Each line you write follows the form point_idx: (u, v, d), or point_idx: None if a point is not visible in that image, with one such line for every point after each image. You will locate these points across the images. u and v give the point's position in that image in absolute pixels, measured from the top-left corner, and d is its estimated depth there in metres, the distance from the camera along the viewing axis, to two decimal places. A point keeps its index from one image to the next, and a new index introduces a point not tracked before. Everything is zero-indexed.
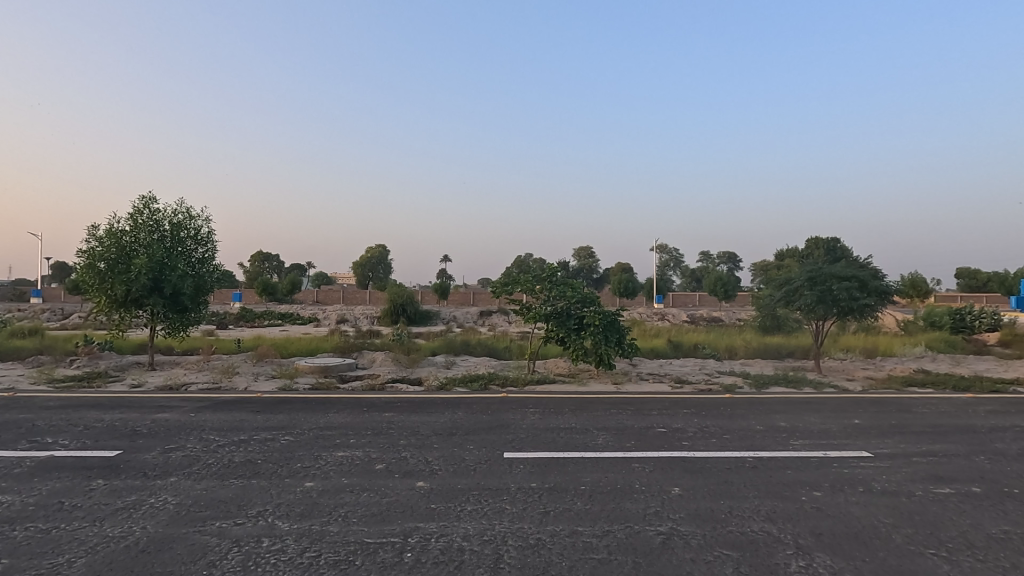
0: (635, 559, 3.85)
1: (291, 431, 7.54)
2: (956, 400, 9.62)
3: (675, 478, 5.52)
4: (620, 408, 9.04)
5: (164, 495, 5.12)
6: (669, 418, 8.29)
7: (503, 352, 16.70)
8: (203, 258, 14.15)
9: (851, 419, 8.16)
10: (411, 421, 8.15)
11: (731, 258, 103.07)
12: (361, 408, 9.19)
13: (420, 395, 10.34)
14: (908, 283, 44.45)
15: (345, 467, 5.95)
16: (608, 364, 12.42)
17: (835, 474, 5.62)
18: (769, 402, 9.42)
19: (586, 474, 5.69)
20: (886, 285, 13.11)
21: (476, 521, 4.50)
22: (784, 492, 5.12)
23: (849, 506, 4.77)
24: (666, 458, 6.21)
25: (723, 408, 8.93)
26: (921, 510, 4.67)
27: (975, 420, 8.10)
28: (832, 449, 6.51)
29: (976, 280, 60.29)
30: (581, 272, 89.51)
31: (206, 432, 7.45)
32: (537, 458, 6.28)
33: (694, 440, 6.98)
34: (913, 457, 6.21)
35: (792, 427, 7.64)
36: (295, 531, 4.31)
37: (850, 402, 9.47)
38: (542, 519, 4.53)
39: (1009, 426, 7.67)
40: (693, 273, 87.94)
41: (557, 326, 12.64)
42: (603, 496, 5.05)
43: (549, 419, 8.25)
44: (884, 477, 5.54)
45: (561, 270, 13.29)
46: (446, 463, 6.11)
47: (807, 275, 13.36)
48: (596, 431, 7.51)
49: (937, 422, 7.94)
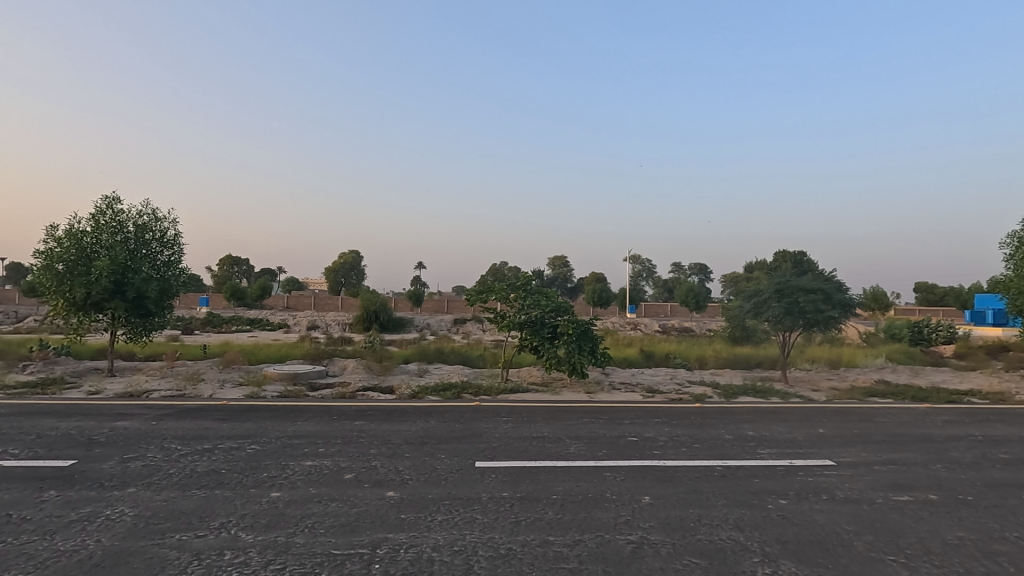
0: (605, 568, 3.86)
1: (257, 440, 7.35)
2: (914, 410, 9.92)
3: (647, 487, 5.56)
4: (592, 417, 9.06)
5: (121, 506, 4.92)
6: (641, 426, 8.37)
7: (477, 360, 16.61)
8: (168, 261, 13.72)
9: (815, 428, 8.37)
10: (382, 430, 8.03)
11: (703, 270, 105.18)
12: (330, 416, 9.02)
13: (391, 404, 10.18)
14: (870, 297, 46.26)
15: (314, 477, 5.82)
16: (580, 372, 12.50)
17: (801, 483, 5.74)
18: (737, 412, 9.56)
19: (557, 483, 5.68)
20: (850, 298, 13.50)
21: (446, 531, 4.45)
22: (752, 500, 5.20)
23: (813, 514, 4.88)
24: (637, 467, 6.25)
25: (693, 417, 9.06)
26: (882, 518, 4.80)
27: (932, 429, 8.40)
28: (796, 458, 6.67)
29: (933, 294, 63.02)
30: (556, 282, 90.26)
31: (168, 441, 7.21)
32: (508, 467, 6.25)
33: (665, 449, 7.04)
34: (874, 466, 6.39)
35: (759, 436, 7.79)
36: (259, 544, 4.19)
37: (814, 412, 9.68)
38: (513, 529, 4.51)
39: (964, 435, 7.97)
40: (665, 284, 89.29)
41: (531, 335, 12.64)
42: (574, 505, 5.05)
43: (521, 428, 8.21)
44: (847, 485, 5.68)
45: (535, 279, 13.37)
46: (417, 472, 6.03)
47: (775, 287, 13.72)
48: (568, 440, 7.52)
49: (898, 431, 8.20)
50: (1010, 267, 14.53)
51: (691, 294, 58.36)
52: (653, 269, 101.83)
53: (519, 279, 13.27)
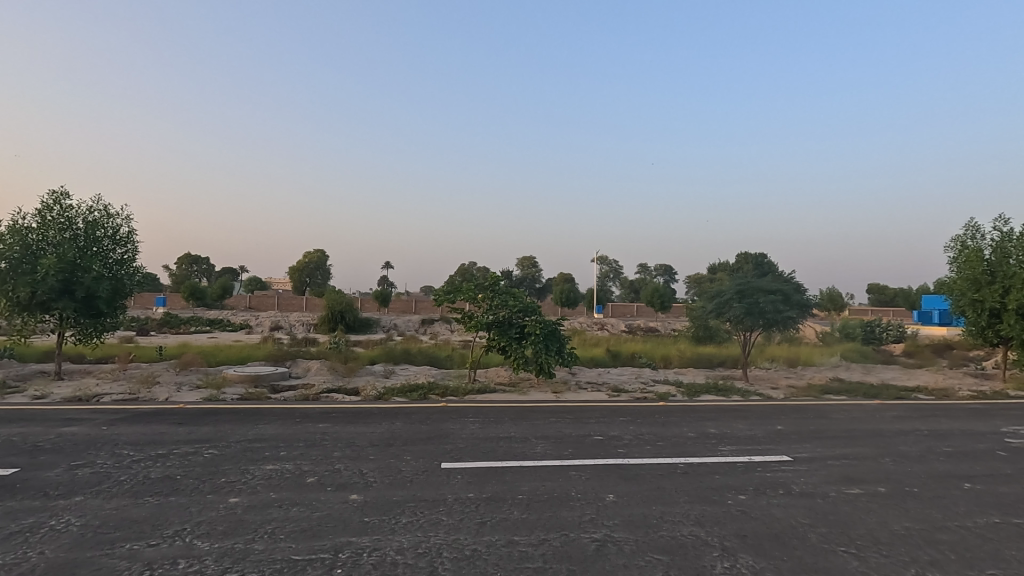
0: (569, 566, 3.89)
1: (215, 444, 7.12)
2: (865, 406, 10.34)
3: (611, 486, 5.63)
4: (558, 416, 9.12)
5: (67, 516, 4.69)
6: (606, 425, 8.47)
7: (445, 361, 16.51)
8: (121, 260, 13.18)
9: (774, 425, 8.63)
10: (346, 432, 7.90)
11: (668, 271, 107.21)
12: (293, 418, 8.82)
13: (356, 406, 10.03)
14: (826, 298, 48.04)
15: (274, 481, 5.68)
16: (547, 372, 12.57)
17: (759, 478, 5.91)
18: (700, 410, 9.76)
19: (523, 483, 5.69)
20: (807, 299, 13.96)
21: (410, 534, 4.40)
22: (713, 496, 5.32)
23: (771, 508, 5.03)
24: (602, 465, 6.32)
25: (658, 416, 9.21)
26: (835, 510, 4.98)
27: (882, 424, 8.77)
28: (755, 454, 6.86)
29: (884, 295, 65.93)
30: (525, 283, 90.60)
31: (119, 446, 6.92)
32: (475, 468, 6.23)
33: (630, 447, 7.14)
34: (828, 461, 6.62)
35: (720, 434, 7.98)
36: (216, 551, 4.06)
37: (773, 409, 9.96)
38: (478, 530, 4.50)
39: (911, 430, 8.35)
40: (631, 285, 90.68)
41: (498, 335, 12.63)
42: (540, 505, 5.07)
43: (488, 429, 8.19)
44: (803, 480, 5.88)
45: (503, 279, 13.37)
46: (381, 475, 5.95)
47: (736, 288, 14.08)
48: (535, 440, 7.54)
49: (850, 427, 8.53)
50: (954, 270, 15.28)
51: (656, 295, 59.36)
52: (620, 270, 103.10)
53: (487, 279, 13.25)
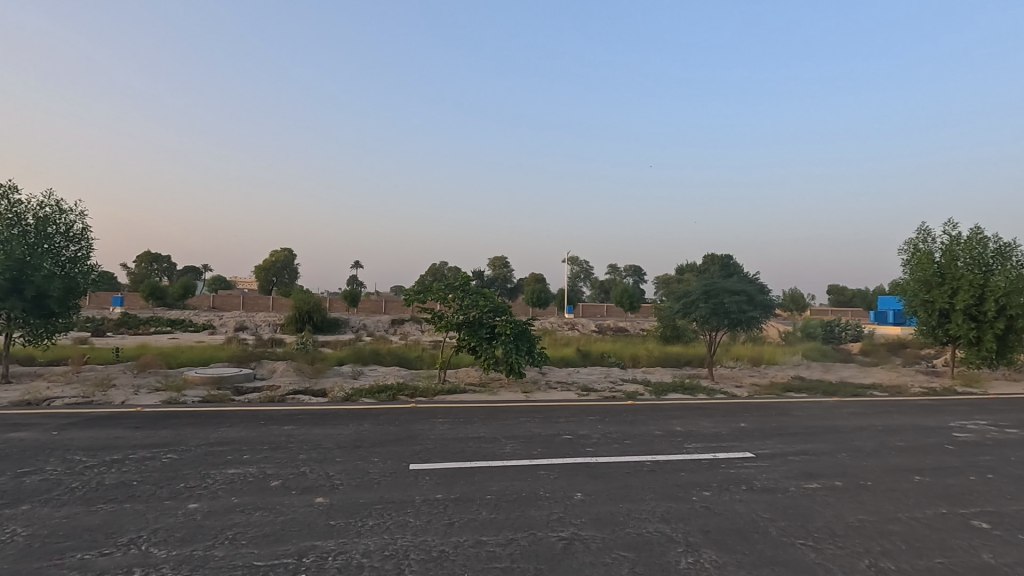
0: (537, 566, 3.90)
1: (174, 449, 6.90)
2: (824, 404, 10.69)
3: (579, 484, 5.67)
4: (528, 416, 9.15)
5: (13, 526, 4.47)
6: (575, 424, 8.53)
7: (414, 361, 16.38)
8: (75, 257, 12.65)
9: (737, 422, 8.84)
10: (312, 434, 7.75)
11: (638, 272, 108.75)
12: (257, 421, 8.61)
13: (323, 407, 9.86)
14: (788, 298, 49.50)
15: (236, 485, 5.53)
16: (517, 372, 12.60)
17: (723, 475, 6.04)
18: (667, 409, 9.92)
19: (492, 483, 5.68)
20: (770, 299, 14.34)
21: (377, 536, 4.35)
22: (678, 493, 5.41)
23: (733, 504, 5.14)
24: (571, 464, 6.36)
25: (625, 414, 9.33)
26: (794, 505, 5.13)
27: (840, 421, 9.09)
28: (720, 451, 7.01)
29: (843, 296, 68.33)
30: (496, 283, 90.60)
31: (71, 452, 6.63)
32: (443, 468, 6.19)
33: (598, 446, 7.21)
34: (789, 456, 6.82)
35: (686, 431, 8.14)
36: (173, 559, 3.94)
37: (737, 407, 10.20)
38: (446, 531, 4.48)
39: (866, 426, 8.67)
40: (601, 285, 91.63)
41: (468, 335, 12.59)
42: (508, 505, 5.07)
43: (458, 429, 8.16)
44: (764, 475, 6.04)
45: (473, 279, 13.33)
46: (348, 477, 5.86)
47: (702, 289, 14.37)
48: (504, 440, 7.55)
49: (810, 424, 8.80)
50: (907, 272, 15.91)
51: (626, 295, 60.13)
52: (590, 270, 104.06)
53: (458, 279, 13.19)
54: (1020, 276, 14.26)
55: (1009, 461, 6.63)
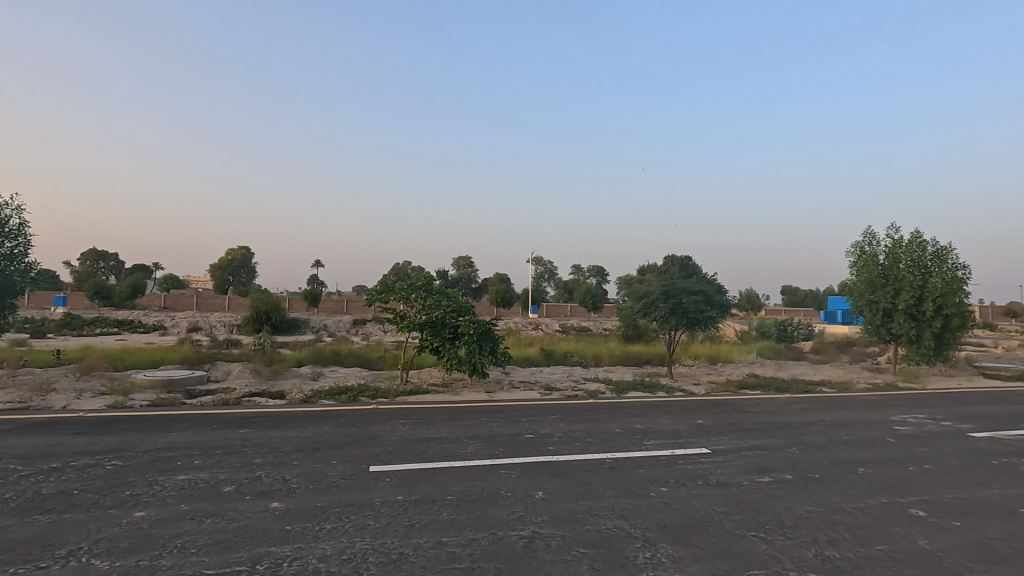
0: (497, 565, 3.91)
1: (120, 455, 6.59)
2: (777, 400, 11.09)
3: (540, 483, 5.71)
4: (490, 416, 9.15)
5: None
6: (537, 423, 8.58)
7: (376, 362, 16.14)
8: (11, 254, 11.94)
9: (695, 419, 9.06)
10: (269, 438, 7.55)
11: (601, 273, 110.19)
12: (210, 425, 8.32)
13: (280, 409, 9.61)
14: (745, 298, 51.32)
15: (187, 492, 5.33)
16: (480, 373, 12.57)
17: (680, 470, 6.19)
18: (628, 407, 10.09)
19: (453, 484, 5.66)
20: (727, 300, 14.75)
21: (335, 540, 4.27)
22: (637, 489, 5.52)
23: (690, 499, 5.27)
24: (532, 463, 6.40)
25: (587, 413, 9.45)
26: (748, 498, 5.29)
27: (791, 416, 9.44)
28: (677, 447, 7.18)
29: (796, 296, 71.07)
30: (460, 283, 90.22)
31: (6, 461, 6.26)
32: (404, 470, 6.13)
33: (559, 444, 7.27)
34: (743, 452, 7.03)
35: (645, 429, 8.30)
36: (117, 571, 3.76)
37: (695, 404, 10.47)
38: (406, 532, 4.43)
39: (815, 421, 9.04)
40: (565, 286, 92.47)
41: (431, 335, 12.49)
42: (469, 505, 5.06)
43: (419, 430, 8.09)
44: (719, 470, 6.22)
45: (436, 279, 13.23)
46: (305, 481, 5.73)
47: (662, 289, 14.67)
48: (466, 440, 7.53)
49: (763, 420, 9.11)
50: (854, 273, 16.65)
51: (589, 296, 60.79)
52: (554, 270, 104.86)
53: (420, 278, 13.07)
54: (955, 277, 15.12)
55: (943, 452, 7.04)
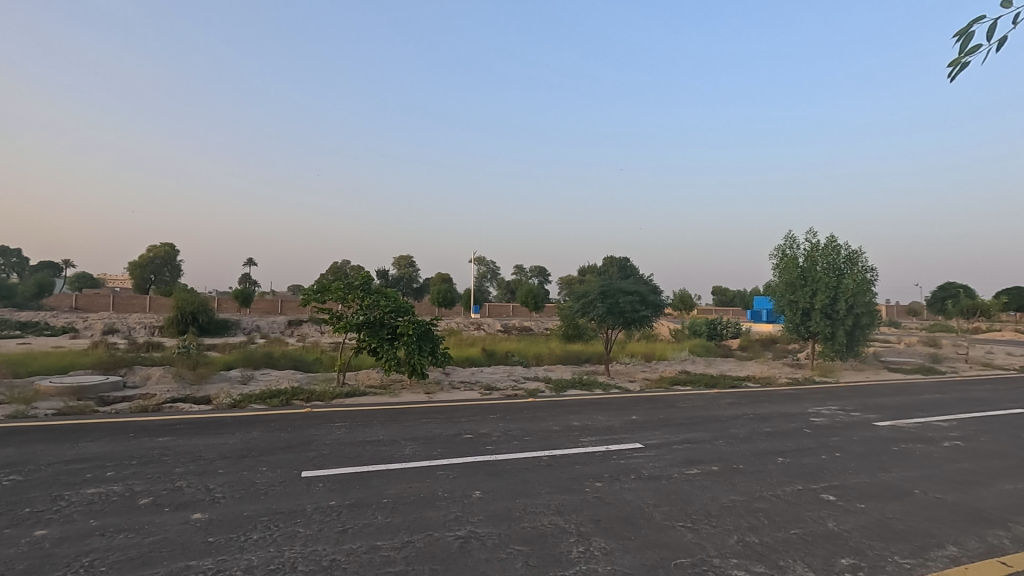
0: (432, 566, 3.88)
1: (20, 469, 6.05)
2: (706, 395, 11.63)
3: (478, 482, 5.71)
4: (429, 417, 9.07)
5: None
6: (476, 423, 8.58)
7: (312, 364, 15.62)
8: None
9: (629, 415, 9.35)
10: (192, 445, 7.14)
11: (542, 274, 111.50)
12: (126, 433, 7.77)
13: (205, 415, 9.11)
14: (679, 297, 53.40)
15: (98, 506, 4.96)
16: (420, 374, 12.42)
17: (614, 465, 6.37)
18: (566, 404, 10.26)
19: (389, 487, 5.56)
20: (661, 300, 15.29)
21: (262, 550, 4.10)
22: (573, 486, 5.63)
23: (623, 493, 5.44)
24: (470, 463, 6.39)
25: (526, 411, 9.55)
26: (677, 490, 5.52)
27: (718, 411, 9.92)
28: (612, 443, 7.38)
29: (726, 296, 74.70)
30: (401, 283, 88.74)
31: None
32: (338, 474, 5.96)
33: (498, 444, 7.31)
34: (673, 446, 7.32)
35: (582, 426, 8.47)
36: None
37: (630, 401, 10.80)
38: (338, 538, 4.32)
39: (741, 415, 9.54)
40: (507, 286, 92.86)
41: (369, 336, 12.22)
42: (405, 507, 4.99)
43: (355, 433, 7.89)
44: (651, 464, 6.44)
45: (374, 279, 12.95)
46: (231, 489, 5.47)
47: (600, 289, 15.04)
48: (404, 442, 7.42)
49: (693, 414, 9.52)
50: (776, 275, 17.71)
51: (531, 297, 61.24)
52: (497, 270, 105.14)
53: (358, 278, 12.75)
54: (864, 279, 16.37)
55: (852, 440, 7.60)
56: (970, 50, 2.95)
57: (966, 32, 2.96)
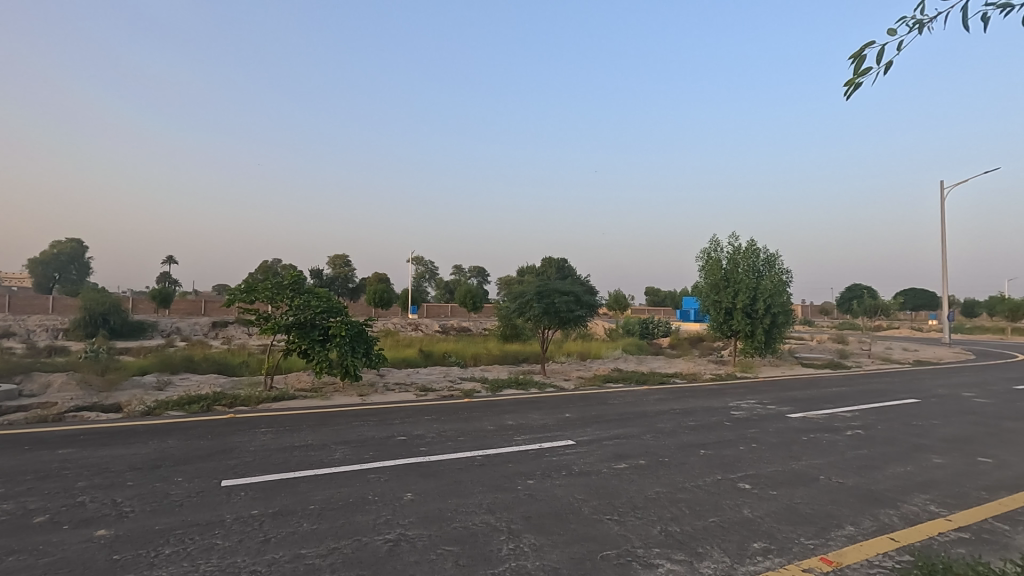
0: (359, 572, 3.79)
1: None
2: (636, 392, 12.04)
3: (410, 484, 5.64)
4: (361, 419, 8.86)
5: None
6: (410, 425, 8.47)
7: (237, 368, 14.86)
8: None
9: (563, 413, 9.53)
10: (98, 457, 6.62)
11: (482, 274, 111.48)
12: (21, 446, 7.09)
13: (115, 424, 8.47)
14: (613, 297, 54.95)
15: None
16: (353, 376, 12.11)
17: (546, 463, 6.47)
18: (501, 404, 10.32)
19: (316, 493, 5.39)
20: (595, 300, 15.67)
21: (175, 565, 3.87)
22: (505, 484, 5.67)
23: (554, 489, 5.53)
24: (403, 465, 6.31)
25: (461, 412, 9.53)
26: (605, 484, 5.68)
27: (647, 406, 10.29)
28: (545, 441, 7.49)
29: (659, 297, 77.62)
30: (336, 283, 86.08)
31: None
32: (262, 482, 5.72)
33: (431, 445, 7.25)
34: (603, 441, 7.53)
35: (516, 425, 8.55)
36: None
37: (564, 399, 11.01)
38: (259, 549, 4.14)
39: (668, 410, 9.95)
40: (446, 286, 92.17)
41: (298, 338, 11.77)
42: (332, 513, 4.85)
43: (282, 439, 7.58)
44: (582, 460, 6.60)
45: (305, 278, 12.49)
46: (142, 502, 5.12)
47: (535, 290, 15.22)
48: (334, 446, 7.21)
49: (623, 411, 9.83)
50: (702, 276, 18.59)
51: (470, 297, 61.09)
52: (435, 270, 104.13)
53: (287, 278, 12.25)
54: (780, 281, 17.48)
55: (767, 431, 8.12)
56: (862, 71, 3.17)
57: (858, 55, 3.20)
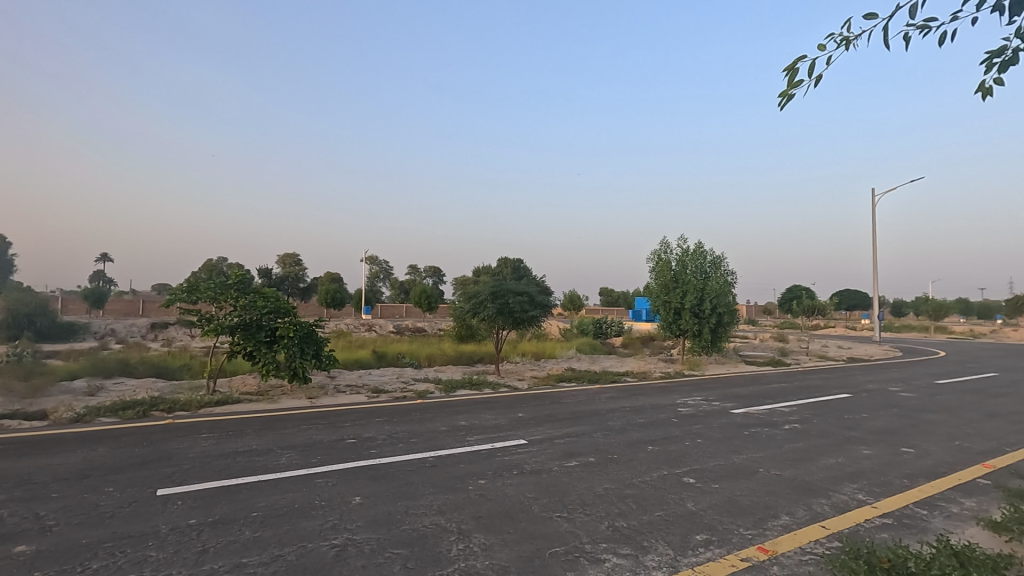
0: None
1: None
2: (588, 391, 12.23)
3: (358, 488, 5.54)
4: (309, 423, 8.64)
5: None
6: (360, 427, 8.32)
7: (177, 371, 14.18)
8: None
9: (515, 413, 9.58)
10: (19, 468, 6.18)
11: (437, 274, 110.56)
12: None
13: (39, 433, 7.93)
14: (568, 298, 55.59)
15: None
16: (302, 378, 11.77)
17: (498, 462, 6.49)
18: (454, 405, 10.27)
19: (259, 499, 5.21)
20: (549, 300, 15.81)
21: None
22: (456, 485, 5.65)
23: (505, 489, 5.56)
24: (352, 468, 6.19)
25: (414, 413, 9.43)
26: (556, 482, 5.75)
27: (599, 405, 10.48)
28: (497, 441, 7.50)
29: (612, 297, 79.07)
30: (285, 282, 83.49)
31: None
32: (202, 489, 5.49)
33: (382, 447, 7.14)
34: (555, 440, 7.61)
35: (469, 425, 8.54)
36: None
37: (517, 398, 11.06)
38: (197, 559, 3.98)
39: (618, 408, 10.15)
40: (400, 286, 90.91)
41: (244, 339, 11.35)
42: (277, 519, 4.71)
43: (224, 444, 7.29)
44: (533, 459, 6.65)
45: (251, 278, 12.05)
46: (68, 515, 4.82)
47: (490, 290, 15.22)
48: (280, 450, 6.99)
49: (575, 409, 9.97)
50: (653, 277, 19.07)
51: (425, 297, 60.51)
52: (390, 270, 102.57)
53: (231, 278, 11.78)
54: (726, 282, 18.14)
55: (711, 427, 8.41)
56: (794, 83, 3.35)
57: (791, 67, 3.37)
